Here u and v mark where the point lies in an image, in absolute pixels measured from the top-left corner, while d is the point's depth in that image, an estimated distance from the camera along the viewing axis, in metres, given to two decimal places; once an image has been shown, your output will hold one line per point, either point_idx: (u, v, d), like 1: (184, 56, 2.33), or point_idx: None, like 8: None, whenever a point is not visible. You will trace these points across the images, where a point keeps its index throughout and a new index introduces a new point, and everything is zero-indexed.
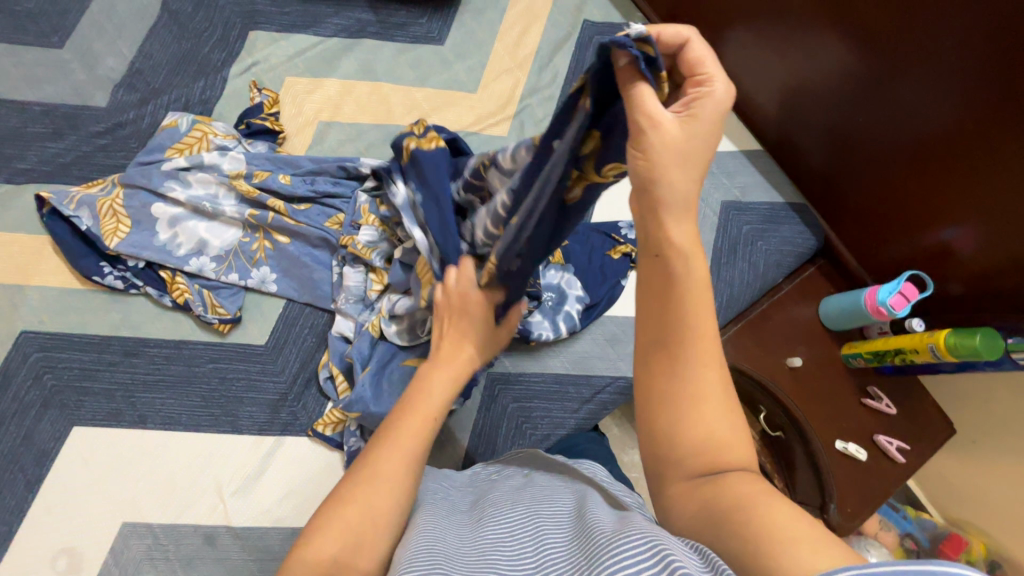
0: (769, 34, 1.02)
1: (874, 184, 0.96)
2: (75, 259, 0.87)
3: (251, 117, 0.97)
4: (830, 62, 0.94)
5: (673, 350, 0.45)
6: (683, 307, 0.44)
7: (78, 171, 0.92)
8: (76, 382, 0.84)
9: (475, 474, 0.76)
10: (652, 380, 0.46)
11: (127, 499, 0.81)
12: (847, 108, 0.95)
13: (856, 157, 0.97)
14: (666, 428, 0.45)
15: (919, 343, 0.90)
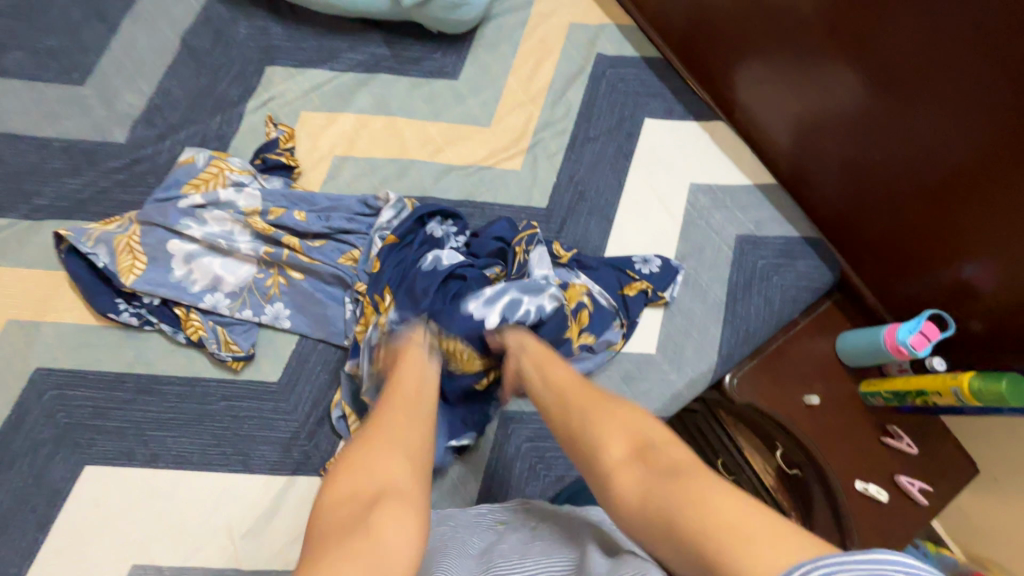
0: (780, 68, 1.01)
1: (890, 219, 0.95)
2: (91, 296, 0.87)
3: (268, 152, 0.97)
4: (841, 97, 0.94)
5: (566, 416, 0.65)
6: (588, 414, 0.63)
7: (95, 208, 0.93)
8: (89, 420, 0.84)
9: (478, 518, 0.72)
10: (574, 441, 0.62)
11: (138, 540, 0.80)
12: (859, 142, 0.94)
13: (869, 192, 0.96)
14: (589, 472, 0.60)
15: (941, 385, 0.88)
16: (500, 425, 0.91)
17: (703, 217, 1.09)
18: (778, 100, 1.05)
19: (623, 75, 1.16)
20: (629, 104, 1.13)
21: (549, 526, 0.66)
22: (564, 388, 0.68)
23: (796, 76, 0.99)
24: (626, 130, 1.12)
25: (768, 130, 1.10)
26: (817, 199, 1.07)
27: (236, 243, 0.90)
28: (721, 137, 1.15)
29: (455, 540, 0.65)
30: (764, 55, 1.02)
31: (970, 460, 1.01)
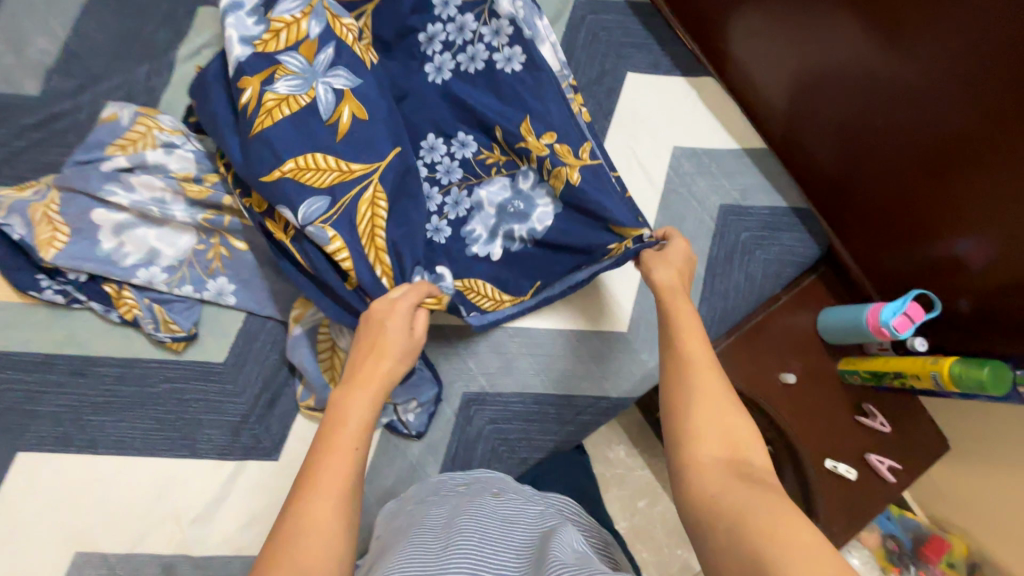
0: (779, 15, 0.91)
1: (886, 188, 0.88)
2: (11, 272, 0.79)
3: (320, 81, 0.75)
4: (841, 50, 0.85)
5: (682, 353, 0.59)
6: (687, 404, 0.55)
7: (10, 170, 0.83)
8: (20, 404, 0.78)
9: (441, 483, 0.76)
10: (682, 378, 0.57)
11: (81, 527, 0.77)
12: (858, 103, 0.86)
13: (864, 158, 0.89)
14: (680, 415, 0.54)
15: (921, 369, 0.85)
16: (462, 407, 0.87)
17: (686, 183, 0.99)
18: (775, 54, 0.94)
19: (606, 22, 1.04)
20: (611, 56, 1.03)
21: (512, 501, 0.68)
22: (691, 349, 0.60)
23: (794, 25, 0.89)
24: (607, 85, 1.01)
25: (762, 88, 1.00)
26: (809, 166, 0.99)
27: (172, 211, 0.81)
28: (710, 94, 1.05)
29: (417, 515, 0.67)
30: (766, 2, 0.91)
31: (942, 436, 0.99)
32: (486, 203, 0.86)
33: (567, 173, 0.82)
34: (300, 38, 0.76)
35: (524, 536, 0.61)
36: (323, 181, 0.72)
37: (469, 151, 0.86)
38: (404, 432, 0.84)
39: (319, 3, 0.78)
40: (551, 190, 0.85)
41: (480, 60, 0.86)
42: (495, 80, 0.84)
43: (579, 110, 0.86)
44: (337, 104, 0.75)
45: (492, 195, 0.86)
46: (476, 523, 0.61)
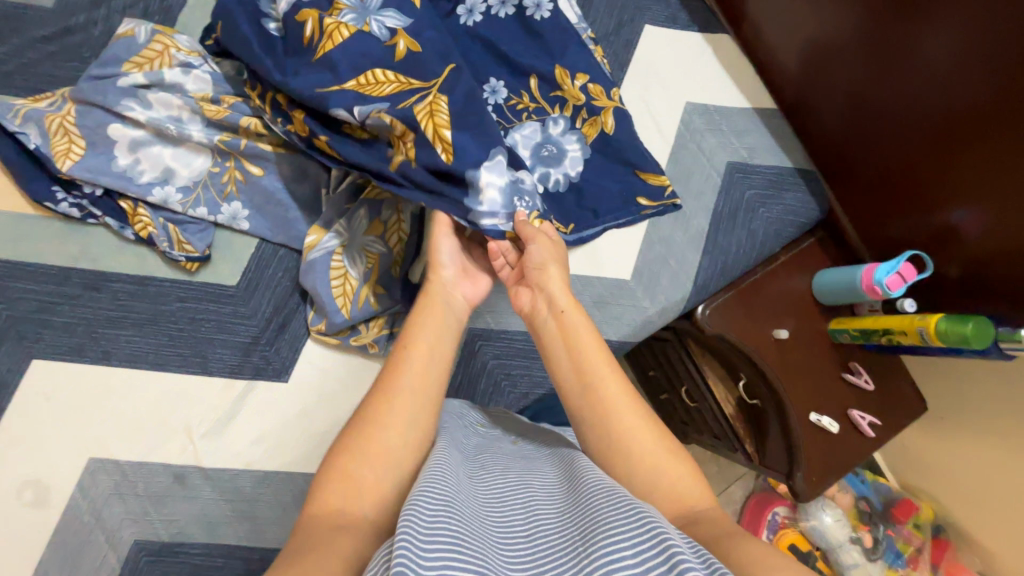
0: None
1: (889, 160, 0.91)
2: (24, 182, 0.79)
3: (372, 17, 0.74)
4: (855, 15, 0.86)
5: (591, 390, 0.61)
6: (623, 435, 0.59)
7: (21, 81, 0.82)
8: (34, 313, 0.80)
9: (464, 405, 0.76)
10: (599, 422, 0.60)
11: (95, 434, 0.79)
12: (870, 70, 0.87)
13: (872, 125, 0.91)
14: (624, 448, 0.58)
15: (908, 325, 0.89)
16: (467, 341, 0.89)
17: (696, 139, 1.01)
18: (794, 18, 0.95)
19: None
20: (630, 6, 1.02)
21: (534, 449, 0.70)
22: (607, 381, 0.61)
23: None
24: (624, 37, 1.01)
25: (775, 49, 1.01)
26: (817, 130, 1.00)
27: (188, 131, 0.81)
28: (725, 53, 1.05)
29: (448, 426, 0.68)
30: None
31: (921, 397, 1.04)
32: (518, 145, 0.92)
33: (602, 121, 0.95)
34: None
35: (546, 469, 0.62)
36: (383, 92, 0.71)
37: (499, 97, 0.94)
38: None
39: None
40: (582, 138, 0.95)
41: (511, 3, 0.94)
42: (527, 23, 0.94)
43: (600, 59, 0.98)
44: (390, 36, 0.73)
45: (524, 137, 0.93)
46: (500, 464, 0.63)
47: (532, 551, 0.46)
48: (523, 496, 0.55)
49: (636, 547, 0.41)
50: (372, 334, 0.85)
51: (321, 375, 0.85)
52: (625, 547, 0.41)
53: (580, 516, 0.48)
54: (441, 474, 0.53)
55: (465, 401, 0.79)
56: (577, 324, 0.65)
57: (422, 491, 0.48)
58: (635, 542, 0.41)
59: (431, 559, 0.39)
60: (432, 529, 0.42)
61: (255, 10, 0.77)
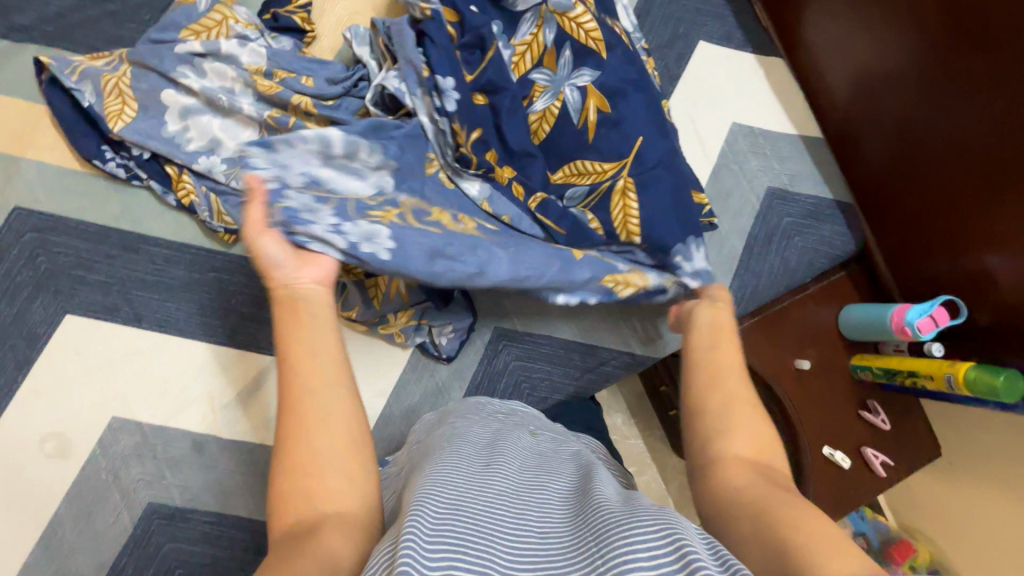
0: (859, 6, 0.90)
1: (928, 198, 0.90)
2: (75, 138, 0.80)
3: (567, 85, 0.83)
4: (909, 49, 0.85)
5: (716, 365, 0.61)
6: (725, 403, 0.56)
7: (79, 37, 0.83)
8: (70, 269, 0.80)
9: (480, 407, 0.77)
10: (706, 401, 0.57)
11: (119, 394, 0.80)
12: (916, 106, 0.87)
13: (913, 162, 0.90)
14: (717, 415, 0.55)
15: (936, 370, 0.88)
16: (492, 340, 0.90)
17: (738, 160, 1.00)
18: (844, 49, 0.95)
19: None
20: (687, 20, 1.01)
21: (547, 449, 0.70)
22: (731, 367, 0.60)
23: (871, 18, 0.89)
24: (677, 50, 1.00)
25: (826, 76, 1.00)
26: (860, 162, 0.99)
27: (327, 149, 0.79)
28: (777, 76, 1.04)
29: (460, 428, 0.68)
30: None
31: (935, 444, 1.03)
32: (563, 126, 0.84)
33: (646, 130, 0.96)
34: (542, 50, 0.84)
35: (560, 474, 0.63)
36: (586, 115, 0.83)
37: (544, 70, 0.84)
38: (434, 354, 0.87)
39: (548, 8, 0.83)
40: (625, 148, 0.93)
41: None
42: None
43: (652, 71, 0.97)
44: (582, 100, 0.83)
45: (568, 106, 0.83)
46: (514, 456, 0.62)
47: (545, 548, 0.46)
48: (535, 494, 0.55)
49: (653, 555, 0.40)
50: (399, 324, 0.85)
51: None
52: (640, 548, 0.41)
53: (595, 518, 0.47)
54: (453, 474, 0.53)
55: (483, 400, 0.80)
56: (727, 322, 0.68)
57: (436, 489, 0.48)
58: (651, 549, 0.41)
59: (437, 557, 0.39)
60: (439, 530, 0.42)
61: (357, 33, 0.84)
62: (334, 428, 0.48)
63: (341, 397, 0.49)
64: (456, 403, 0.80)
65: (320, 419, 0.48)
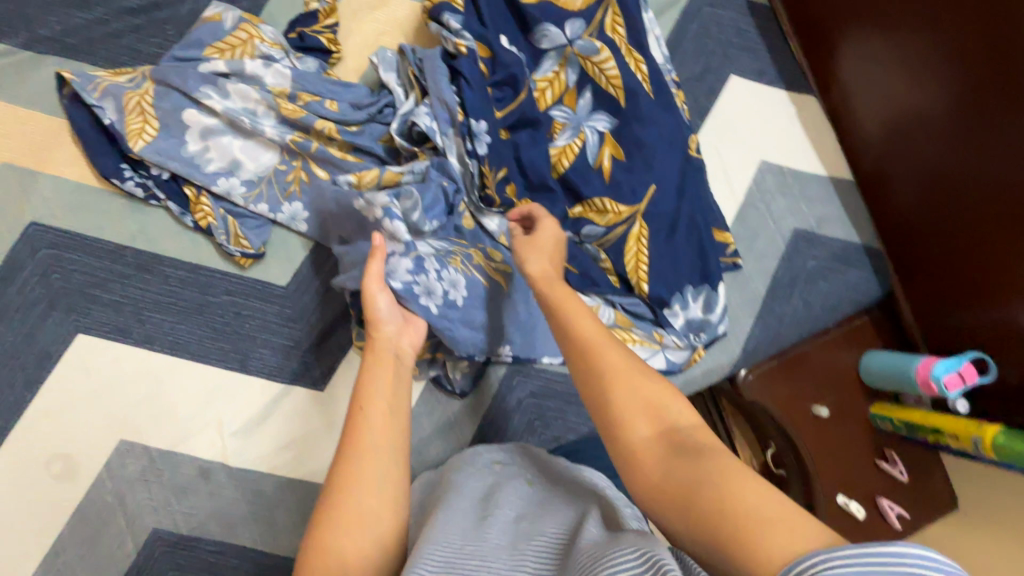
0: (898, 46, 0.87)
1: (956, 244, 0.87)
2: (94, 155, 0.78)
3: (585, 125, 0.90)
4: (946, 92, 0.83)
5: (591, 355, 0.57)
6: (619, 408, 0.53)
7: (103, 51, 0.81)
8: (83, 287, 0.79)
9: (477, 453, 0.77)
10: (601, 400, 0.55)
11: (128, 417, 0.79)
12: (952, 150, 0.84)
13: (945, 207, 0.87)
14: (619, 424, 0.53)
15: (963, 431, 0.86)
16: (506, 375, 0.88)
17: (766, 200, 0.98)
18: (880, 86, 0.92)
19: (720, 18, 0.99)
20: (720, 53, 0.99)
21: (547, 480, 0.69)
22: (601, 346, 0.57)
23: (908, 58, 0.86)
24: (709, 84, 0.98)
25: (858, 115, 0.97)
26: (888, 203, 0.97)
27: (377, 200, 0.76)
28: (809, 114, 1.02)
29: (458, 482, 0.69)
30: (881, 28, 0.89)
31: (953, 497, 1.00)
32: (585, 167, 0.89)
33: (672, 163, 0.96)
34: (563, 89, 0.89)
35: (560, 505, 0.62)
36: (601, 161, 0.90)
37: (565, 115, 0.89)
38: (448, 388, 0.86)
39: (572, 51, 0.88)
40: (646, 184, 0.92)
41: None
42: None
43: (681, 105, 0.95)
44: (599, 145, 0.90)
45: (588, 150, 0.89)
46: (516, 498, 0.64)
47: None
48: (530, 536, 0.55)
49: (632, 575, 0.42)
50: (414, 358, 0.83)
51: None
52: None
53: (581, 552, 0.48)
54: (448, 537, 0.54)
55: (482, 447, 0.80)
56: (562, 293, 0.64)
57: (426, 561, 0.50)
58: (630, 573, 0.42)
59: None
60: None
61: (383, 57, 0.83)
62: (379, 480, 0.56)
63: (390, 453, 0.58)
64: (465, 451, 0.80)
65: (359, 478, 0.56)
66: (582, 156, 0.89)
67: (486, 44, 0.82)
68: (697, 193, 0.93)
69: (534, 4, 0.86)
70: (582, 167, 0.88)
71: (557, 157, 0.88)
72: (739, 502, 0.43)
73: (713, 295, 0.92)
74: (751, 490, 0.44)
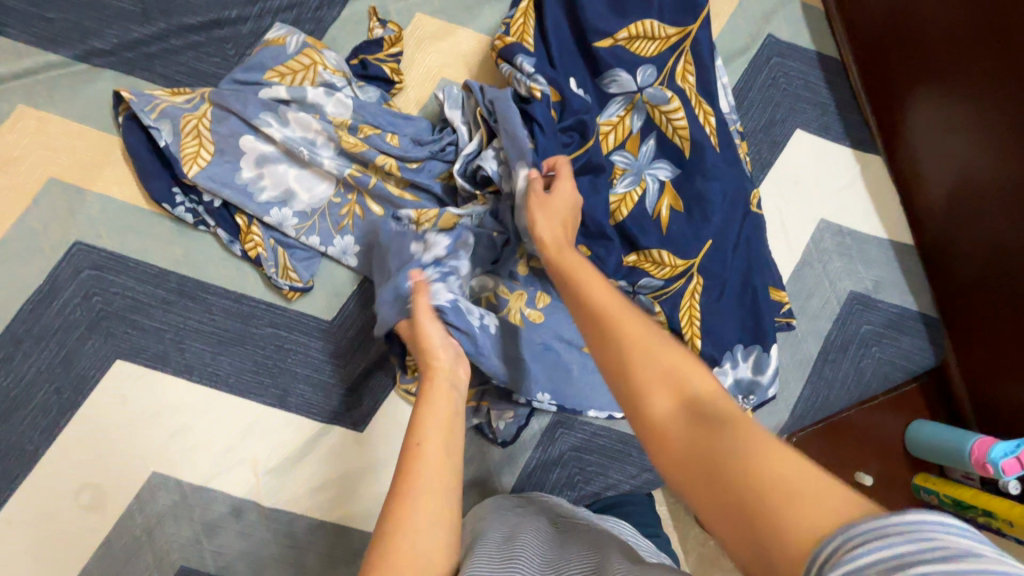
0: (964, 115, 0.84)
1: (1012, 325, 0.84)
2: (146, 176, 0.76)
3: (646, 172, 0.87)
4: (1009, 171, 0.80)
5: (597, 318, 0.51)
6: (627, 362, 0.46)
7: (161, 68, 0.79)
8: (125, 312, 0.76)
9: (496, 505, 0.72)
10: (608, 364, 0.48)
11: (161, 448, 0.76)
12: (1012, 230, 0.81)
13: (1007, 286, 0.84)
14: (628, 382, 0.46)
15: (1018, 517, 0.82)
16: (549, 426, 0.86)
17: (823, 260, 0.95)
18: (945, 145, 0.88)
19: (788, 69, 0.97)
20: (785, 105, 0.96)
21: (570, 528, 0.66)
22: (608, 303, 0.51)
23: (974, 128, 0.83)
24: (772, 137, 0.96)
25: (922, 180, 0.94)
26: (948, 272, 0.94)
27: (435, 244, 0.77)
28: (873, 173, 0.99)
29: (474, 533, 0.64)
30: (957, 84, 0.84)
31: None
32: (644, 217, 0.86)
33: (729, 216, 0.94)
34: (627, 135, 0.87)
35: (587, 547, 0.59)
36: (660, 212, 0.87)
37: (627, 161, 0.86)
38: (490, 436, 0.83)
39: (640, 97, 0.85)
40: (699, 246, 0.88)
41: None
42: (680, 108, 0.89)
43: (744, 157, 0.92)
44: (659, 195, 0.87)
45: (648, 198, 0.86)
46: (540, 549, 0.60)
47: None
48: None
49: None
50: None
51: (398, 432, 0.81)
52: None
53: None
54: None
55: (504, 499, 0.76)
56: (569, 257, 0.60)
57: None
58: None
59: None
60: None
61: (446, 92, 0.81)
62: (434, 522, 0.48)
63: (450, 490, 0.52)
64: (478, 507, 0.76)
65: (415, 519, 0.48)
66: (642, 206, 0.86)
67: (557, 87, 0.80)
68: (757, 249, 0.90)
69: (606, 47, 0.84)
70: (641, 217, 0.85)
71: (615, 204, 0.85)
72: (771, 474, 0.36)
73: (764, 356, 0.88)
74: (785, 463, 0.36)
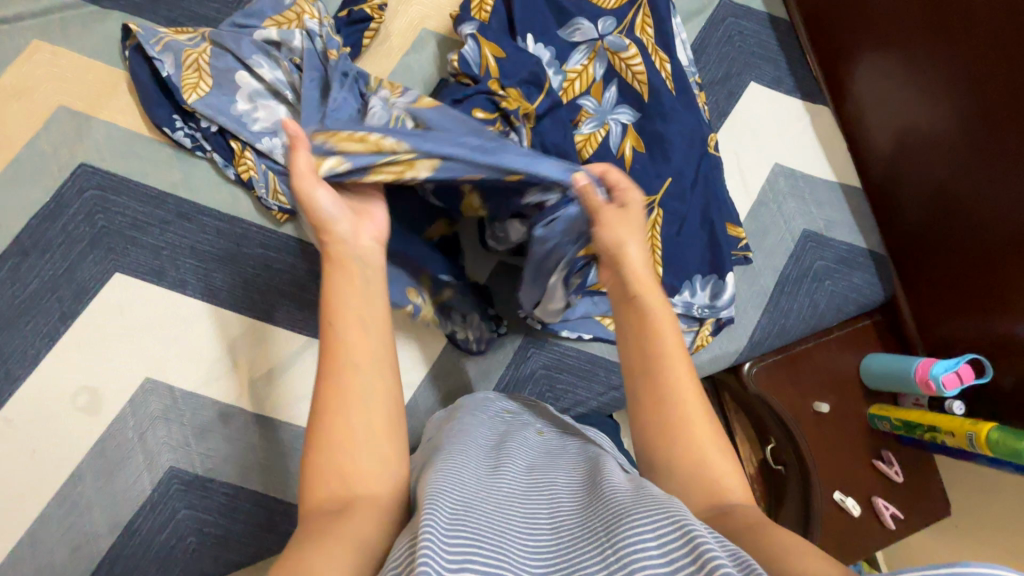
0: (902, 64, 0.92)
1: (954, 257, 0.92)
2: (149, 104, 0.83)
3: (609, 117, 0.94)
4: (939, 111, 0.88)
5: (648, 335, 0.55)
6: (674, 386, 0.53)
7: (165, 12, 0.86)
8: (124, 230, 0.82)
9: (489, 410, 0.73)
10: (647, 399, 0.54)
11: (155, 357, 0.81)
12: (952, 168, 0.88)
13: (951, 223, 0.90)
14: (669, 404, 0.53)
15: (957, 427, 0.89)
16: (521, 346, 0.91)
17: (777, 200, 1.03)
18: (893, 97, 0.95)
19: (742, 28, 1.06)
20: (740, 60, 1.05)
21: (557, 447, 0.66)
22: (666, 328, 0.55)
23: (911, 76, 0.91)
24: (728, 88, 1.04)
25: (869, 130, 1.02)
26: (898, 215, 1.01)
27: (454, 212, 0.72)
28: (823, 124, 1.08)
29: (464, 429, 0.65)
30: (891, 38, 0.93)
31: (946, 499, 1.00)
32: (609, 152, 0.93)
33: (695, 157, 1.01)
34: (591, 82, 0.94)
35: (573, 464, 0.59)
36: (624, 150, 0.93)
37: (590, 103, 0.93)
38: (466, 349, 0.88)
39: (602, 45, 0.94)
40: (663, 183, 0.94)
41: None
42: None
43: (703, 105, 1.00)
44: (622, 137, 0.93)
45: (613, 135, 0.93)
46: (525, 455, 0.60)
47: (555, 538, 0.42)
48: (545, 488, 0.52)
49: (663, 544, 0.36)
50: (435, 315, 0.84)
51: None
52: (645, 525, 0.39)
53: (605, 502, 0.45)
54: (464, 474, 0.49)
55: (492, 396, 0.78)
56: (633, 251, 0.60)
57: (438, 488, 0.44)
58: (658, 534, 0.37)
59: (454, 547, 0.36)
60: (453, 525, 0.39)
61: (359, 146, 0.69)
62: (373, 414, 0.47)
63: (370, 373, 0.48)
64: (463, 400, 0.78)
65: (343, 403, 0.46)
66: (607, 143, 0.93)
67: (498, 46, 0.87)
68: (716, 186, 0.97)
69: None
70: (607, 153, 0.92)
71: (581, 142, 0.92)
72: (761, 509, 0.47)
73: (721, 283, 0.94)
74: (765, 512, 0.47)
